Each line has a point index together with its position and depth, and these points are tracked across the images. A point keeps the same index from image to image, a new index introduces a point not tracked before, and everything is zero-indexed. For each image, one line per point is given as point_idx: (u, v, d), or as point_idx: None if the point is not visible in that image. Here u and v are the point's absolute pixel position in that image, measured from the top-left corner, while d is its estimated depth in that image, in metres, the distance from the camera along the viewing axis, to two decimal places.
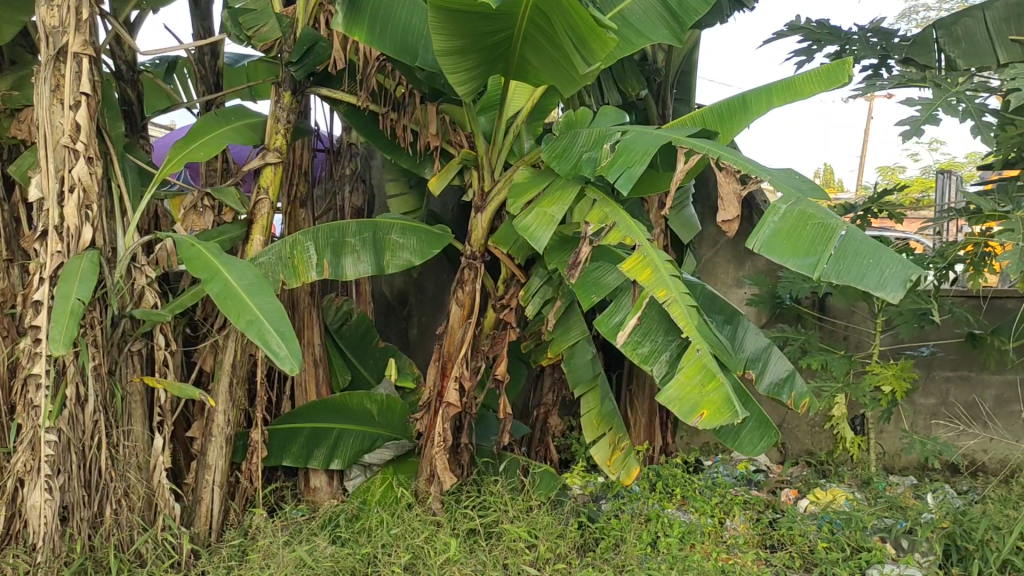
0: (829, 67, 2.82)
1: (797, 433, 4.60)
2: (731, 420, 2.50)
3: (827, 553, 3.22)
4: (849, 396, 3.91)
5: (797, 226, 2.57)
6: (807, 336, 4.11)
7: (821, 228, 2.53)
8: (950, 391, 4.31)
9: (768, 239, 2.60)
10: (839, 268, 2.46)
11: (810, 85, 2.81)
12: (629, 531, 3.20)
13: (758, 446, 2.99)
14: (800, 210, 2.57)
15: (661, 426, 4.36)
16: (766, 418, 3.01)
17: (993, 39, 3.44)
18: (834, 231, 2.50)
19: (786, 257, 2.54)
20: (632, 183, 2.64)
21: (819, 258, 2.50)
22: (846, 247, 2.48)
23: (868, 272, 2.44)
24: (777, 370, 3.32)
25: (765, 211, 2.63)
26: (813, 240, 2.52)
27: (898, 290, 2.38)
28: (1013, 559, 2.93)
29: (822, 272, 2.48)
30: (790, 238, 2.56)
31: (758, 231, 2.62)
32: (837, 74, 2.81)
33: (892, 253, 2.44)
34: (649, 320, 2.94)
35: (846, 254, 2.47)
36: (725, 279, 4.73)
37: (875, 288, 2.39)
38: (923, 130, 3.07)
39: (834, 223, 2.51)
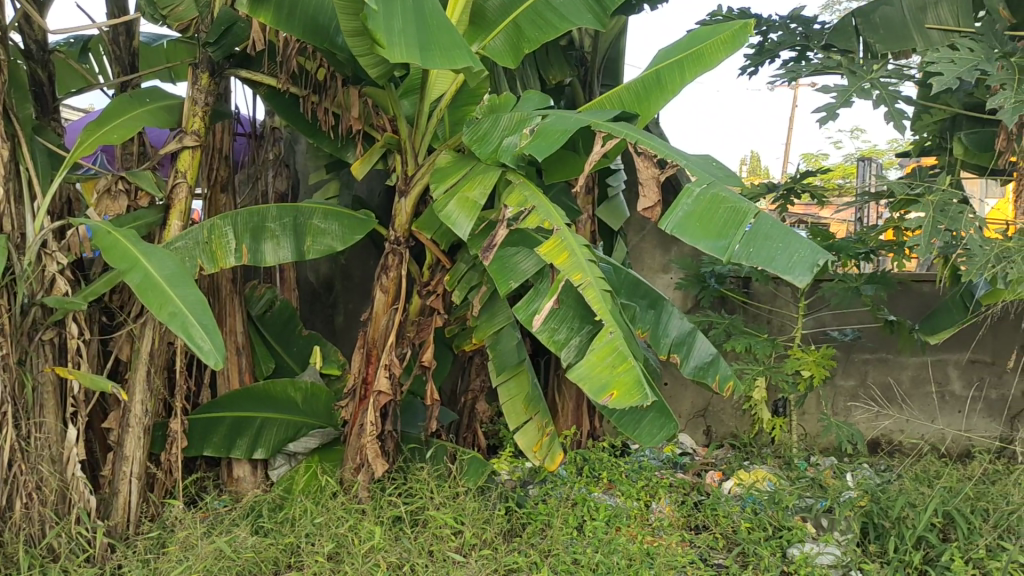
0: (737, 31, 2.93)
1: (722, 415, 4.67)
2: (641, 401, 2.50)
3: (749, 533, 3.28)
4: (772, 379, 3.98)
5: (709, 209, 2.60)
6: (731, 320, 4.16)
7: (734, 212, 2.56)
8: (869, 372, 4.41)
9: (680, 222, 2.62)
10: (749, 253, 2.53)
11: (726, 43, 2.89)
12: (555, 516, 3.21)
13: (656, 436, 3.02)
14: (714, 193, 2.60)
15: (588, 410, 4.39)
16: (667, 409, 3.04)
17: (910, 27, 3.52)
18: (746, 215, 2.53)
19: (698, 241, 2.57)
20: (547, 153, 2.67)
21: (730, 243, 2.55)
22: (757, 231, 2.55)
23: (776, 256, 2.51)
24: (702, 354, 3.36)
25: (680, 192, 2.66)
26: (726, 223, 2.56)
27: (805, 276, 2.48)
28: (928, 535, 2.99)
29: (733, 257, 2.55)
30: (703, 220, 2.59)
31: (671, 213, 2.64)
32: (743, 34, 2.93)
33: (800, 239, 2.52)
34: (571, 305, 2.96)
35: (756, 238, 2.54)
36: (652, 264, 4.77)
37: (784, 273, 2.47)
38: (838, 114, 3.12)
39: (746, 207, 2.55)
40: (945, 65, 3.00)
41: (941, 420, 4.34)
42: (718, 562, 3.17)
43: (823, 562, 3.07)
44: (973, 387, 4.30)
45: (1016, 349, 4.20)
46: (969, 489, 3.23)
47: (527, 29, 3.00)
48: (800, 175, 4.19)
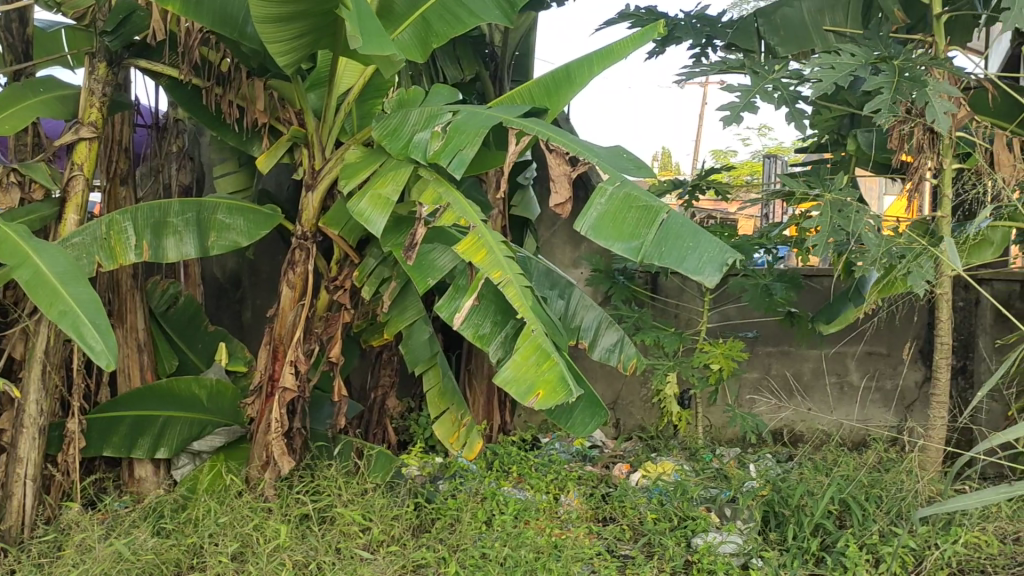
0: (642, 32, 2.98)
1: (631, 408, 4.74)
2: (566, 399, 2.53)
3: (655, 524, 3.34)
4: (679, 373, 4.06)
5: (622, 209, 2.64)
6: (639, 314, 4.22)
7: (646, 212, 2.61)
8: (772, 365, 4.53)
9: (594, 223, 2.64)
10: (660, 253, 2.55)
11: (633, 43, 2.93)
12: (464, 510, 3.21)
13: (589, 426, 3.03)
14: (626, 194, 2.63)
15: (499, 405, 4.41)
16: (596, 398, 3.05)
17: (810, 29, 3.63)
18: (658, 214, 2.58)
19: (612, 243, 2.60)
20: (464, 167, 2.66)
21: (641, 243, 2.58)
22: (668, 231, 2.57)
23: (686, 256, 2.53)
24: (608, 339, 3.43)
25: (594, 191, 2.67)
26: (638, 223, 2.60)
27: (716, 276, 2.49)
28: (825, 522, 3.08)
29: (645, 256, 2.57)
30: (616, 222, 2.62)
31: (586, 212, 2.66)
32: (650, 35, 2.98)
33: (710, 239, 2.52)
34: (480, 301, 2.96)
35: (667, 238, 2.56)
36: (562, 259, 4.81)
37: (693, 273, 2.48)
38: (742, 116, 3.18)
39: (657, 206, 2.60)
40: (828, 72, 3.14)
41: (840, 411, 4.48)
42: (624, 553, 3.23)
43: (725, 550, 3.15)
44: (871, 378, 4.44)
45: (911, 341, 4.36)
46: (865, 477, 3.34)
47: (434, 22, 2.99)
48: (705, 170, 4.27)
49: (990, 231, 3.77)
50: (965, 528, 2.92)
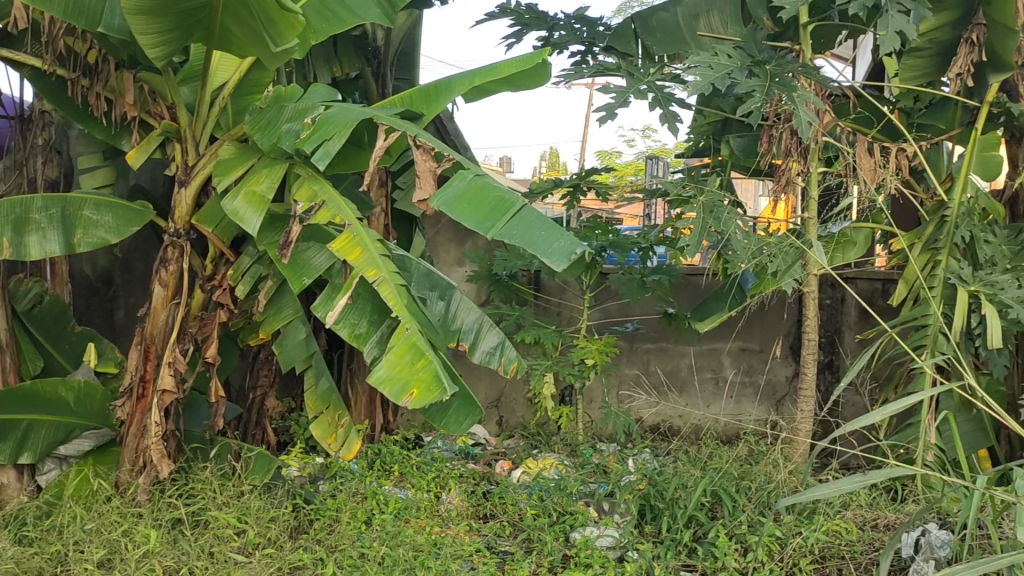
0: (524, 56, 2.98)
1: (514, 405, 4.78)
2: (440, 397, 2.52)
3: (535, 520, 3.38)
4: (559, 369, 4.12)
5: (478, 196, 2.76)
6: (521, 312, 4.25)
7: (501, 199, 2.73)
8: (650, 361, 4.64)
9: (449, 201, 2.75)
10: (509, 231, 2.63)
11: (512, 64, 2.93)
12: (343, 511, 3.18)
13: (464, 423, 3.05)
14: (484, 181, 2.78)
15: (381, 404, 4.39)
16: (471, 397, 3.08)
17: (684, 32, 3.74)
18: (512, 201, 2.70)
19: (463, 216, 2.69)
20: (329, 158, 2.64)
21: (491, 223, 2.68)
22: (521, 216, 2.68)
23: (534, 239, 2.62)
24: (489, 339, 3.42)
25: (453, 176, 2.80)
26: (492, 207, 2.71)
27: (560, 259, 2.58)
28: (698, 514, 3.18)
29: (494, 233, 2.64)
30: (471, 203, 2.73)
31: (441, 193, 2.77)
32: (533, 59, 2.99)
33: (560, 229, 2.64)
34: (358, 299, 2.94)
35: (518, 221, 2.66)
36: (446, 257, 4.82)
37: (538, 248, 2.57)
38: (617, 113, 3.24)
39: (513, 196, 2.73)
40: (703, 69, 3.22)
41: (715, 405, 4.61)
42: (503, 548, 3.26)
43: (602, 544, 3.21)
44: (744, 373, 4.58)
45: (781, 337, 4.51)
46: (736, 469, 3.45)
47: (313, 19, 2.94)
48: (585, 169, 4.34)
49: (855, 232, 3.91)
50: (827, 516, 3.04)
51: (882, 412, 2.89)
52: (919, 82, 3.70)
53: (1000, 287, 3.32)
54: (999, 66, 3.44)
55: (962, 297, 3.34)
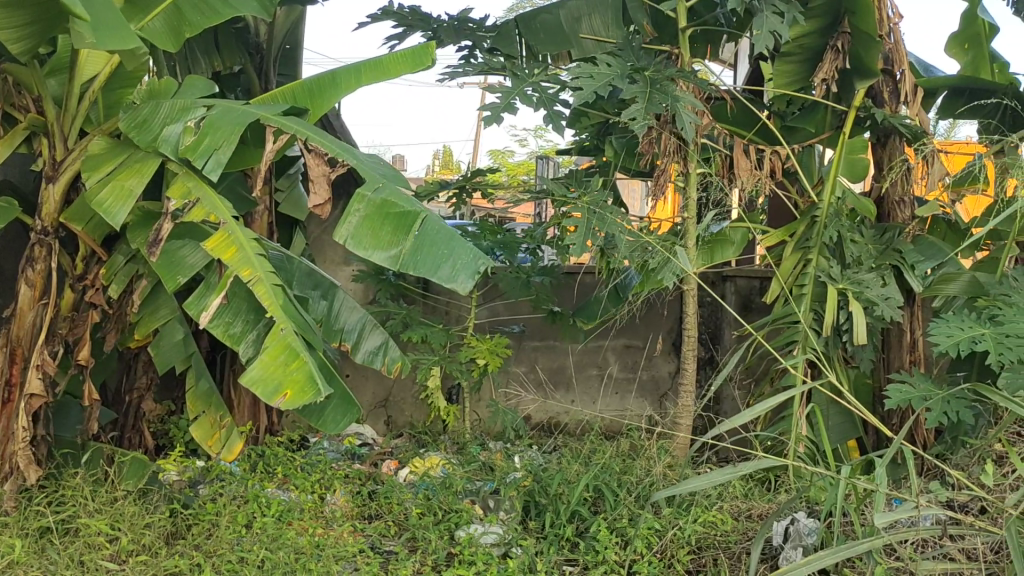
0: (413, 51, 2.98)
1: (402, 405, 4.76)
2: (314, 398, 2.49)
3: (420, 519, 3.38)
4: (446, 368, 4.12)
5: (379, 216, 2.70)
6: (408, 312, 4.23)
7: (403, 219, 2.69)
8: (537, 359, 4.69)
9: (352, 230, 2.68)
10: (416, 261, 2.65)
11: (400, 63, 2.92)
12: (223, 514, 3.12)
13: (341, 422, 3.03)
14: (384, 201, 2.69)
15: (265, 405, 4.32)
16: (349, 395, 3.06)
17: (566, 33, 3.79)
18: (414, 223, 2.67)
19: (370, 251, 2.66)
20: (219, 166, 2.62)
21: (399, 251, 2.66)
22: (424, 238, 2.67)
23: (441, 264, 2.64)
24: (372, 340, 3.43)
25: (352, 198, 2.71)
26: (395, 230, 2.68)
27: (468, 282, 2.63)
28: (580, 509, 3.23)
29: (402, 263, 2.65)
30: (374, 229, 2.68)
31: (343, 220, 2.70)
32: (422, 54, 2.98)
33: (464, 246, 2.66)
34: (236, 300, 2.89)
35: (422, 246, 2.66)
36: (333, 256, 4.76)
37: (448, 280, 2.60)
38: (503, 116, 3.25)
39: (413, 214, 2.69)
40: (585, 79, 3.27)
41: (601, 402, 4.68)
42: (387, 548, 3.25)
43: (486, 541, 3.22)
44: (628, 369, 4.66)
45: (663, 334, 4.61)
46: (618, 465, 3.51)
47: (188, 12, 2.89)
48: (471, 171, 4.36)
49: (732, 232, 4.03)
50: (704, 508, 3.13)
51: (756, 408, 2.98)
52: (792, 86, 3.86)
53: (866, 286, 3.48)
54: (864, 73, 3.64)
55: (831, 295, 3.50)
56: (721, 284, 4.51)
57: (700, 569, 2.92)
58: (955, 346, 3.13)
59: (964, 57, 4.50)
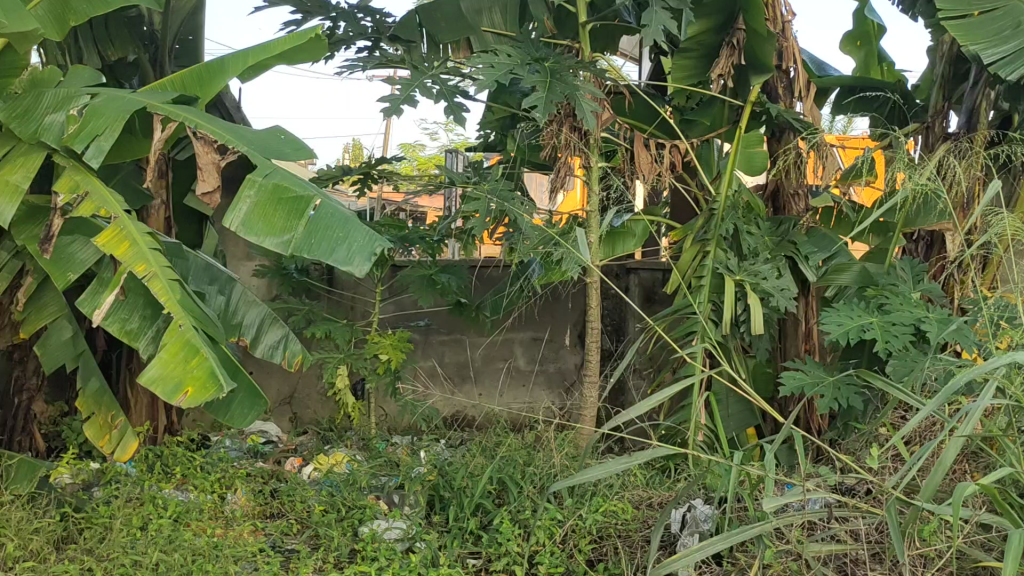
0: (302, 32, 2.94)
1: (308, 401, 4.71)
2: (217, 394, 2.43)
3: (323, 516, 3.35)
4: (350, 363, 4.09)
5: (272, 202, 2.67)
6: (311, 307, 4.18)
7: (295, 204, 2.66)
8: (444, 353, 4.69)
9: (245, 217, 2.65)
10: (310, 246, 2.60)
11: (284, 43, 2.88)
12: (117, 517, 3.04)
13: (248, 418, 2.98)
14: (275, 185, 2.67)
15: (164, 405, 4.22)
16: (255, 389, 3.01)
17: (467, 20, 3.78)
18: (306, 208, 2.64)
19: (262, 236, 2.61)
20: (101, 155, 2.55)
21: (291, 236, 2.62)
22: (317, 223, 2.63)
23: (336, 248, 2.60)
24: (272, 336, 3.36)
25: (243, 185, 2.68)
26: (287, 215, 2.64)
27: (362, 264, 2.56)
28: (484, 502, 3.23)
29: (295, 249, 2.61)
30: (266, 216, 2.65)
31: (236, 207, 2.66)
32: (308, 35, 2.94)
33: (358, 229, 2.61)
34: (128, 296, 2.81)
35: (316, 231, 2.62)
36: (234, 251, 4.68)
37: (342, 263, 2.55)
38: (402, 109, 3.22)
39: (305, 199, 2.65)
40: (485, 70, 3.24)
41: (507, 395, 4.70)
42: (289, 547, 3.21)
43: (389, 537, 3.19)
44: (534, 362, 4.69)
45: (568, 327, 4.65)
46: (522, 457, 3.53)
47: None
48: (374, 159, 4.32)
49: (633, 224, 4.10)
50: (605, 498, 3.17)
51: (655, 397, 3.02)
52: (690, 83, 3.91)
53: (763, 277, 3.58)
54: (759, 68, 3.72)
55: (728, 285, 3.57)
56: (625, 277, 4.58)
57: (601, 558, 2.95)
58: (845, 335, 3.26)
59: (855, 54, 4.64)
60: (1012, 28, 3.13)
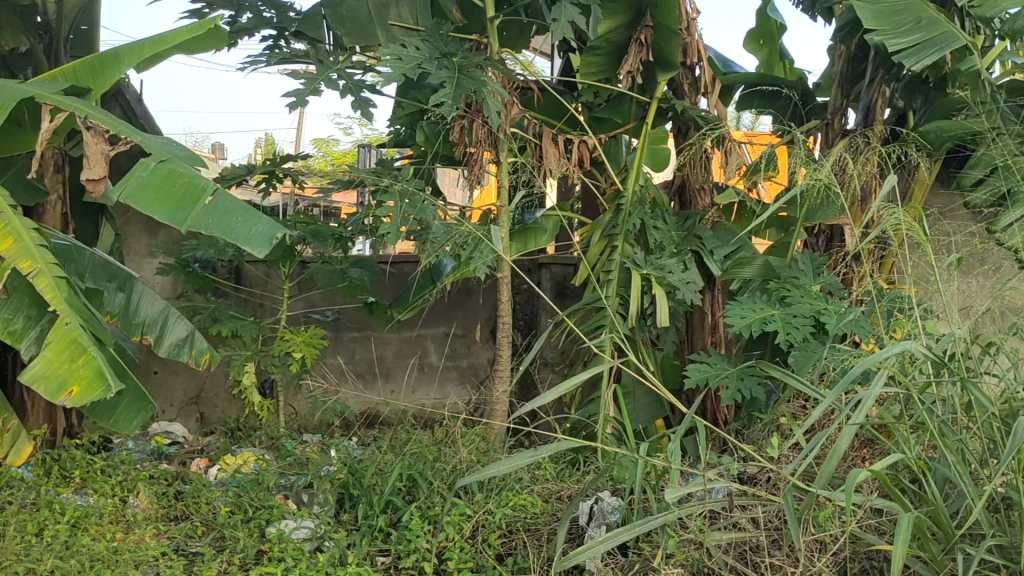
0: (200, 22, 2.86)
1: (215, 400, 4.61)
2: (104, 394, 2.36)
3: (229, 517, 3.28)
4: (257, 361, 4.02)
5: (165, 183, 2.67)
6: (217, 305, 4.09)
7: (191, 186, 2.66)
8: (356, 350, 4.65)
9: (134, 192, 2.63)
10: (204, 222, 2.60)
11: (182, 34, 2.81)
12: (10, 525, 2.93)
13: (134, 423, 2.91)
14: (170, 168, 2.68)
15: (63, 407, 4.09)
16: (142, 392, 2.94)
17: (373, 20, 3.71)
18: (204, 188, 2.65)
19: (152, 208, 2.59)
20: None
21: (184, 212, 2.61)
22: (214, 203, 2.64)
23: (233, 228, 2.61)
24: (176, 332, 3.28)
25: (134, 164, 2.68)
26: (182, 194, 2.64)
27: (262, 246, 2.59)
28: (394, 499, 3.21)
29: (188, 224, 2.59)
30: (158, 192, 2.63)
31: (125, 184, 2.64)
32: (206, 26, 2.86)
33: (258, 213, 2.65)
34: (15, 295, 2.70)
35: (212, 210, 2.63)
36: (136, 247, 4.56)
37: (241, 240, 2.57)
38: (307, 102, 3.18)
39: (204, 181, 2.67)
40: (391, 63, 3.21)
41: (420, 391, 4.68)
42: (193, 550, 3.14)
43: (297, 536, 3.14)
44: (447, 358, 4.68)
45: (480, 321, 4.65)
46: (432, 452, 3.51)
47: None
48: (279, 156, 4.26)
49: (544, 219, 4.10)
50: (515, 492, 3.19)
51: (564, 386, 3.02)
52: (597, 79, 3.93)
53: (668, 271, 3.66)
54: (665, 66, 3.76)
55: (636, 279, 3.61)
56: (536, 271, 4.60)
57: (509, 552, 2.95)
58: (748, 328, 3.33)
59: (759, 51, 4.73)
60: (914, 23, 3.21)
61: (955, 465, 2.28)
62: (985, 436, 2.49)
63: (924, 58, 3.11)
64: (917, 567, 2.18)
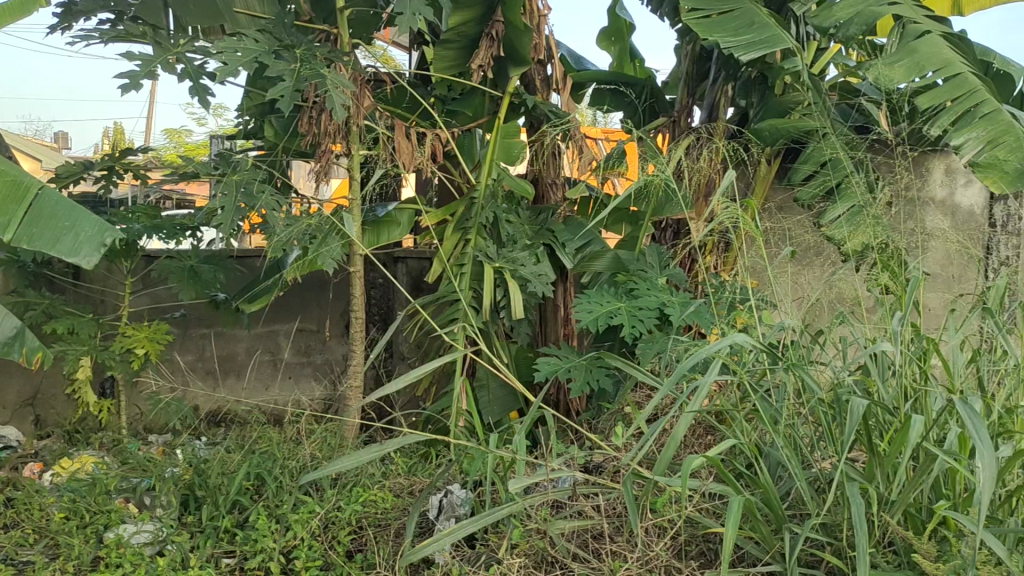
0: (21, 0, 2.80)
1: (53, 401, 4.39)
2: None
3: (63, 523, 3.13)
4: (96, 360, 3.85)
5: None
6: (52, 301, 3.90)
7: (14, 190, 2.59)
8: (206, 347, 4.51)
9: None
10: (30, 232, 2.53)
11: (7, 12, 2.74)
12: None
13: None
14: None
15: None
16: None
17: (220, 9, 3.59)
18: (30, 192, 2.59)
19: None
20: None
21: (9, 222, 2.53)
22: (39, 210, 2.57)
23: (60, 238, 2.55)
24: (4, 330, 3.12)
25: None
26: (6, 200, 2.56)
27: (91, 254, 2.55)
28: (241, 499, 3.12)
29: (12, 234, 2.52)
30: None
31: None
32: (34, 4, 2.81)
33: (87, 219, 2.60)
34: None
35: (38, 218, 2.56)
36: None
37: (69, 252, 2.51)
38: (141, 86, 3.06)
39: (29, 184, 2.61)
40: (230, 55, 3.12)
41: (273, 388, 4.58)
42: (24, 558, 2.98)
43: (138, 541, 3.02)
44: (301, 354, 4.60)
45: (335, 316, 4.59)
46: (281, 450, 3.44)
47: None
48: (119, 151, 4.09)
49: (398, 212, 4.07)
50: (366, 488, 3.15)
51: (411, 375, 3.01)
52: (452, 73, 3.93)
53: (520, 263, 3.68)
54: (517, 60, 3.79)
55: (488, 272, 3.62)
56: (392, 266, 4.56)
57: (360, 548, 2.92)
58: (596, 319, 3.40)
59: (610, 50, 4.84)
60: (747, 26, 3.37)
61: (785, 449, 2.38)
62: (815, 421, 2.61)
63: (755, 50, 3.22)
64: (749, 548, 2.27)
